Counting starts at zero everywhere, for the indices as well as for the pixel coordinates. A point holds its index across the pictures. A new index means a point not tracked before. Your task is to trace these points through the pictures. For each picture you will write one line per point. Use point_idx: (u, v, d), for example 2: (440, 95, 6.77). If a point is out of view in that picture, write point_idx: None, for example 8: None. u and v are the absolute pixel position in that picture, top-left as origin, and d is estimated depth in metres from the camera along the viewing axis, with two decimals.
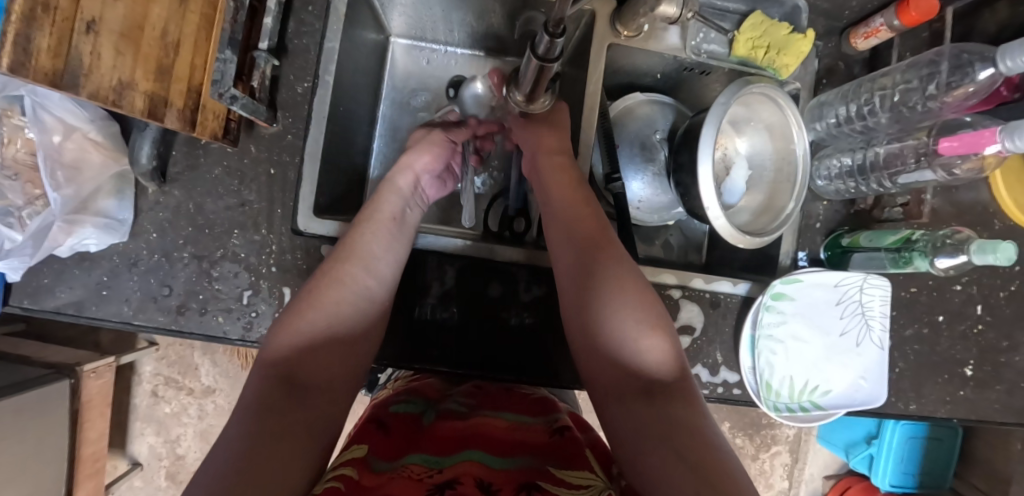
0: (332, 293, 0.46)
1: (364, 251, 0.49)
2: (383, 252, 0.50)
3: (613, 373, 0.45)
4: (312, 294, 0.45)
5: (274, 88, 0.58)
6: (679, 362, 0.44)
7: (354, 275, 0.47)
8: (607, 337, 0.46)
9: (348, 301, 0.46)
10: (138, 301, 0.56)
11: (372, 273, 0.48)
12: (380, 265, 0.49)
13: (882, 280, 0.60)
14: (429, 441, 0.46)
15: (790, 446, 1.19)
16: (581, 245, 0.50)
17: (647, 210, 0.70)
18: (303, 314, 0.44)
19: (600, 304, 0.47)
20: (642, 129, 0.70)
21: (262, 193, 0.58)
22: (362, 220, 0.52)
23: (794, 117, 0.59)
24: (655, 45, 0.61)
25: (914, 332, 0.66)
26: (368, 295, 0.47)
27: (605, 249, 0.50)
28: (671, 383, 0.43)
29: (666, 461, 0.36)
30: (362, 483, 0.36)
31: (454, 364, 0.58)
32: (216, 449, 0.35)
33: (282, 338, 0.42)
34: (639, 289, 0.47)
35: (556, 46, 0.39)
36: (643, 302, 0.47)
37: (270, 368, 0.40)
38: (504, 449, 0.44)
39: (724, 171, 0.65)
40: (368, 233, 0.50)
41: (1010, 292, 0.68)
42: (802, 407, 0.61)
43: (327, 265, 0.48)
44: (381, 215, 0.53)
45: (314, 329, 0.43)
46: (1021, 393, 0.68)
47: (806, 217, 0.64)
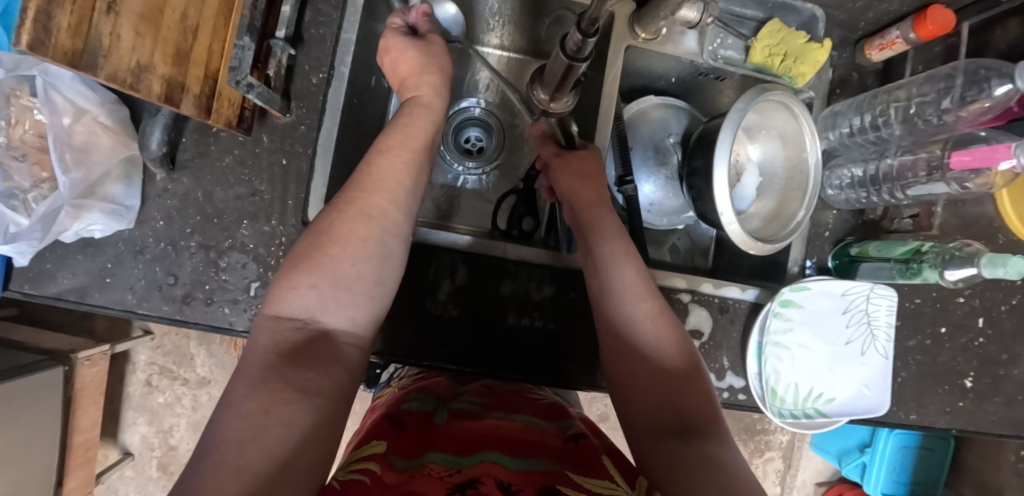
0: (355, 226, 0.44)
1: (388, 183, 0.46)
2: (406, 184, 0.48)
3: (644, 408, 0.45)
4: (333, 225, 0.44)
5: (289, 77, 0.58)
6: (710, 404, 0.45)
7: (377, 207, 0.45)
8: (639, 363, 0.47)
9: (372, 234, 0.44)
10: (143, 290, 0.55)
11: (396, 207, 0.46)
12: (402, 198, 0.47)
13: (889, 290, 0.61)
14: (446, 441, 0.45)
15: (783, 452, 1.20)
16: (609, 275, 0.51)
17: (658, 214, 0.70)
18: (325, 247, 0.43)
19: (634, 344, 0.47)
20: (655, 132, 0.70)
21: (272, 183, 0.57)
22: (384, 148, 0.49)
23: (808, 126, 0.60)
24: (672, 49, 0.61)
25: (917, 343, 0.67)
26: (390, 229, 0.45)
27: (633, 280, 0.50)
28: (704, 422, 0.43)
29: (705, 485, 0.37)
30: (385, 479, 0.37)
31: (462, 360, 0.58)
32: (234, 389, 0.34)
33: (302, 274, 0.41)
34: (672, 332, 0.48)
35: (586, 45, 0.39)
36: (677, 344, 0.47)
37: (291, 310, 0.40)
38: (528, 450, 0.44)
39: (738, 175, 0.64)
40: (392, 164, 0.48)
41: (1011, 306, 0.69)
42: (806, 414, 0.62)
43: (350, 195, 0.45)
44: (413, 142, 0.50)
45: (331, 262, 0.42)
46: (1018, 406, 0.69)
47: (816, 226, 0.64)
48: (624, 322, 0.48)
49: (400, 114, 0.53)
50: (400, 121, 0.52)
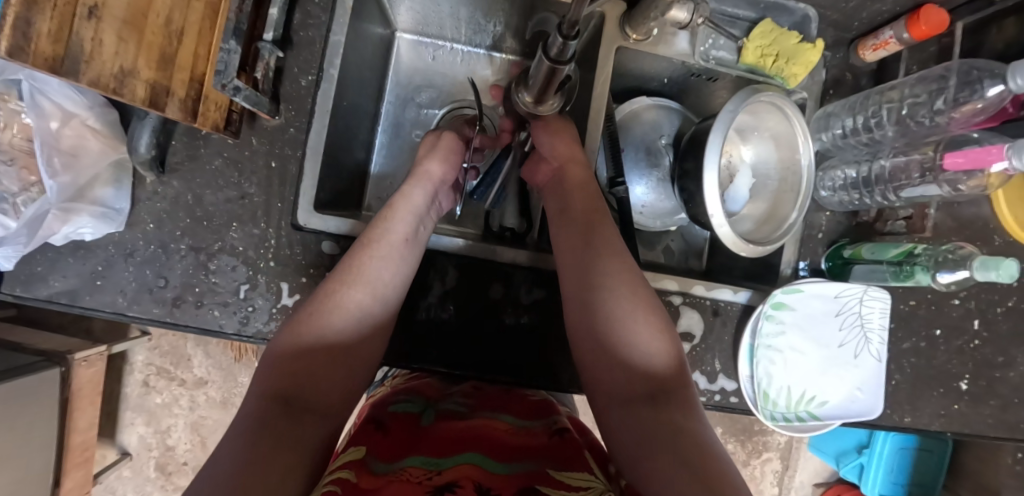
0: (334, 318, 0.44)
1: (367, 276, 0.47)
2: (386, 277, 0.48)
3: (611, 372, 0.45)
4: (312, 318, 0.44)
5: (278, 79, 0.58)
6: (678, 367, 0.44)
7: (355, 300, 0.46)
8: (610, 337, 0.45)
9: (349, 327, 0.45)
10: (133, 293, 0.55)
11: (375, 300, 0.47)
12: (382, 291, 0.48)
13: (883, 293, 0.60)
14: (427, 444, 0.45)
15: (781, 453, 1.20)
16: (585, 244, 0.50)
17: (650, 215, 0.69)
18: (306, 335, 0.43)
19: (600, 302, 0.46)
20: (647, 133, 0.69)
21: (262, 185, 0.57)
22: (365, 242, 0.50)
23: (800, 127, 0.59)
24: (664, 50, 0.61)
25: (911, 345, 0.66)
26: (368, 320, 0.46)
27: (608, 251, 0.49)
28: (671, 387, 0.43)
29: (669, 464, 0.36)
30: (360, 486, 0.36)
31: (450, 363, 0.58)
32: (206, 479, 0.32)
33: (282, 364, 0.41)
34: (641, 290, 0.47)
35: (568, 48, 0.38)
36: (645, 301, 0.46)
37: (270, 399, 0.39)
38: (515, 452, 0.44)
39: (728, 178, 0.65)
40: (372, 256, 0.48)
41: (1007, 308, 0.69)
42: (798, 417, 0.62)
43: (330, 288, 0.46)
44: (391, 235, 0.51)
45: (312, 353, 0.42)
46: (1014, 409, 0.68)
47: (809, 227, 0.64)
48: (591, 283, 0.48)
49: (386, 208, 0.53)
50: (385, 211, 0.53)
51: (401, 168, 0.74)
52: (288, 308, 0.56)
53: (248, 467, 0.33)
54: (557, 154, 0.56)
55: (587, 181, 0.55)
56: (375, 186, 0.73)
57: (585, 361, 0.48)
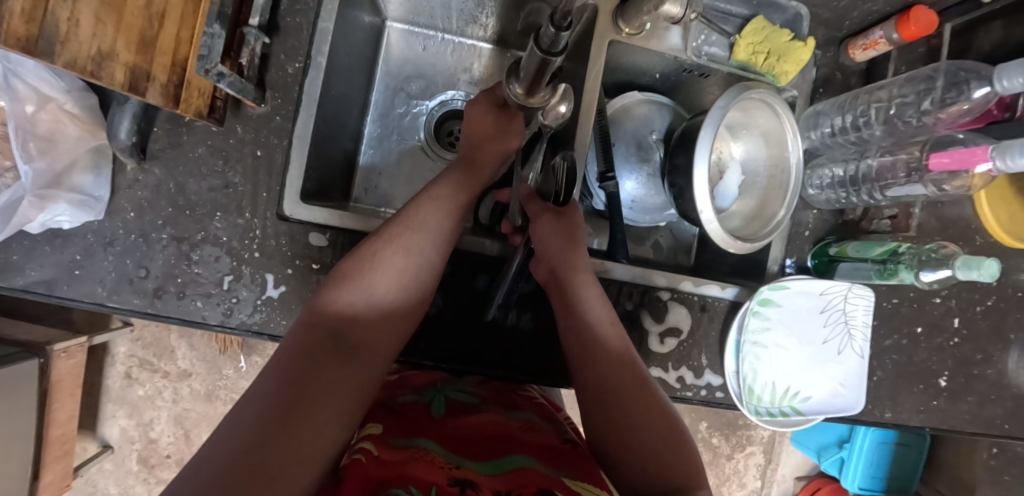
0: (395, 260, 0.46)
1: (427, 224, 0.48)
2: (436, 226, 0.49)
3: (626, 454, 0.44)
4: (375, 257, 0.45)
5: (264, 66, 0.56)
6: (691, 468, 0.43)
7: (411, 246, 0.47)
8: (624, 410, 0.46)
9: (409, 269, 0.46)
10: (113, 283, 0.53)
11: (425, 248, 0.48)
12: (435, 239, 0.48)
13: (867, 291, 0.61)
14: (444, 436, 0.45)
15: (764, 447, 1.22)
16: (598, 347, 0.49)
17: (639, 211, 0.69)
18: (362, 277, 0.44)
19: (616, 382, 0.47)
20: (638, 128, 0.69)
21: (247, 175, 0.56)
22: (428, 195, 0.51)
23: (790, 125, 0.60)
24: (656, 45, 0.61)
25: (893, 342, 0.67)
26: (426, 267, 0.47)
27: (619, 352, 0.49)
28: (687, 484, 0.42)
29: None
30: (382, 457, 0.37)
31: (438, 356, 0.57)
32: (262, 388, 0.35)
33: (343, 292, 0.43)
34: (650, 394, 0.47)
35: (560, 39, 0.37)
36: (650, 402, 0.47)
37: (326, 319, 0.41)
38: (532, 451, 0.44)
39: (717, 177, 0.65)
40: (431, 204, 0.50)
41: (986, 306, 0.70)
42: (782, 412, 0.63)
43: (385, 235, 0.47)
44: (447, 186, 0.52)
45: (372, 288, 0.44)
46: (990, 405, 0.70)
47: (796, 225, 0.64)
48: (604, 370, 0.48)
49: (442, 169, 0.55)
50: (440, 175, 0.53)
51: (390, 160, 0.73)
52: (274, 300, 0.55)
53: (297, 393, 0.35)
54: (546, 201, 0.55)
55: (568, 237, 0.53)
56: (363, 178, 0.71)
57: (603, 445, 0.46)
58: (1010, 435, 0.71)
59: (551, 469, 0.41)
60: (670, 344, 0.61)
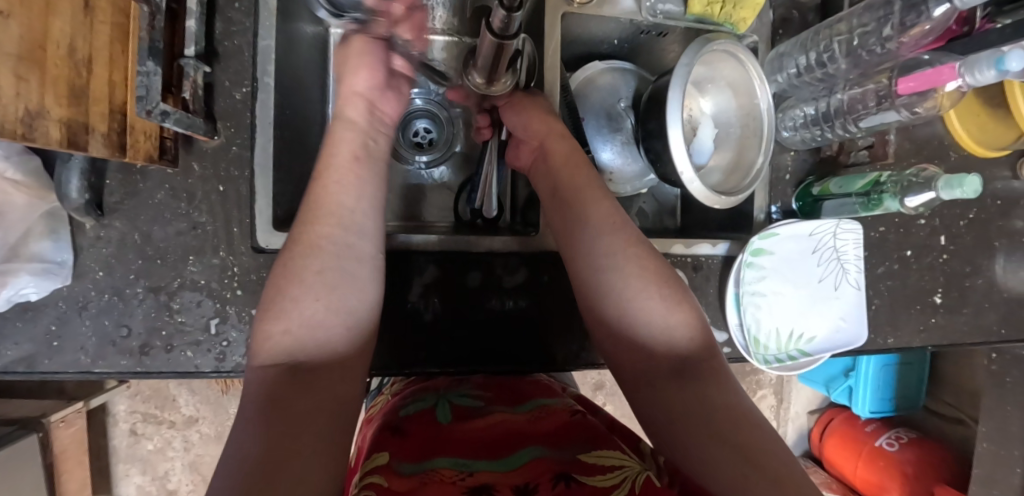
0: (308, 261, 0.40)
1: (336, 208, 0.44)
2: (353, 204, 0.44)
3: (628, 351, 0.43)
4: (289, 265, 0.40)
5: (210, 96, 0.54)
6: (701, 334, 0.42)
7: (327, 235, 0.42)
8: (619, 311, 0.44)
9: (330, 265, 0.41)
10: (95, 347, 0.51)
11: (349, 230, 0.43)
12: (353, 219, 0.44)
13: (854, 225, 0.62)
14: (455, 443, 0.44)
15: (773, 388, 1.27)
16: (585, 239, 0.46)
17: (619, 181, 0.67)
18: (288, 289, 0.39)
19: (607, 281, 0.44)
20: (605, 99, 0.67)
21: (213, 212, 0.53)
22: (320, 176, 0.46)
23: (756, 71, 0.60)
24: (609, 11, 0.60)
25: (886, 269, 0.69)
26: (352, 252, 0.42)
27: (608, 233, 0.46)
28: (698, 357, 0.41)
29: (720, 448, 0.36)
30: (393, 489, 0.36)
31: (443, 362, 0.55)
32: (226, 458, 0.32)
33: (271, 321, 0.38)
34: (651, 261, 0.45)
35: (513, 21, 0.36)
36: (655, 274, 0.44)
37: (268, 358, 0.36)
38: (541, 441, 0.43)
39: (693, 130, 0.64)
40: (333, 184, 0.45)
41: (967, 221, 0.72)
42: (790, 356, 0.63)
43: (301, 235, 0.42)
44: (340, 157, 0.47)
45: (297, 299, 0.38)
46: (982, 314, 0.73)
47: (776, 170, 0.65)
48: (592, 263, 0.45)
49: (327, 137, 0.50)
50: (331, 144, 0.48)
51: None
52: None
53: (269, 449, 0.32)
54: (524, 126, 0.54)
55: (569, 151, 0.51)
56: None
57: (607, 342, 0.45)
58: (1005, 338, 0.75)
59: (559, 453, 0.41)
60: None
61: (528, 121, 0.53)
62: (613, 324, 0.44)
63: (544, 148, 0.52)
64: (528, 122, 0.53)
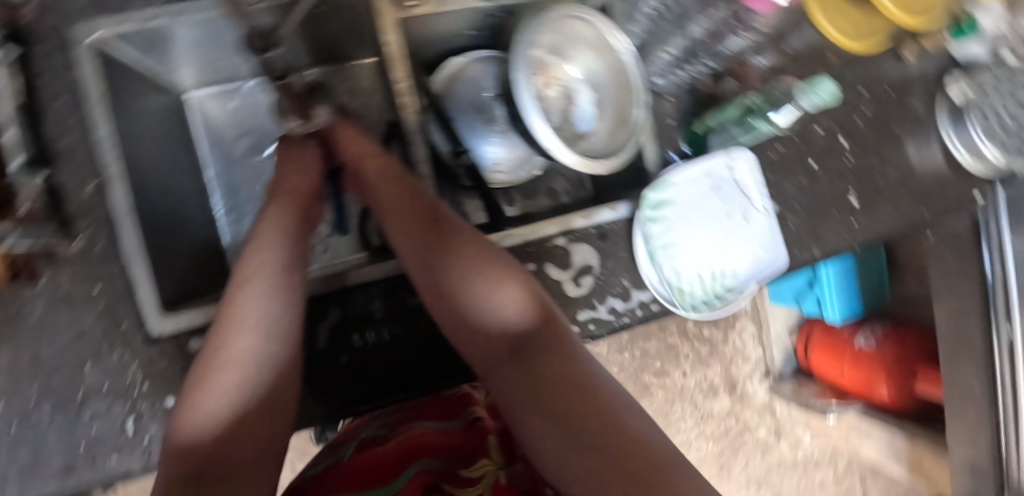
0: (243, 334, 0.40)
1: (266, 276, 0.44)
2: (287, 271, 0.45)
3: (477, 348, 0.44)
4: (222, 340, 0.40)
5: (60, 198, 0.52)
6: (546, 320, 0.43)
7: (261, 304, 0.42)
8: (464, 308, 0.44)
9: (261, 334, 0.40)
10: (16, 481, 0.49)
11: (284, 297, 0.43)
12: (289, 286, 0.44)
13: (743, 152, 0.63)
14: (354, 478, 0.43)
15: (749, 316, 1.35)
16: (434, 245, 0.47)
17: (507, 171, 0.65)
18: (220, 364, 0.38)
19: (452, 283, 0.45)
20: (470, 92, 0.64)
21: (98, 313, 0.52)
22: (254, 246, 0.46)
23: (608, 27, 0.60)
24: (446, 4, 0.58)
25: (796, 185, 0.69)
26: (283, 319, 0.42)
27: (457, 239, 0.47)
28: (541, 343, 0.42)
29: (567, 435, 0.37)
30: None
31: (371, 397, 0.55)
32: None
33: (205, 398, 0.36)
34: (496, 259, 0.46)
35: None
36: (499, 269, 0.45)
37: (187, 435, 0.35)
38: (433, 455, 0.46)
39: (546, 113, 0.63)
40: (260, 253, 0.45)
41: (862, 117, 0.72)
42: (717, 296, 0.63)
43: (213, 347, 0.39)
44: (275, 226, 0.48)
45: (231, 372, 0.38)
46: (902, 202, 0.74)
47: (660, 117, 0.64)
48: (440, 268, 0.46)
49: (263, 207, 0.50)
50: (264, 217, 0.49)
51: None
52: None
53: None
54: (353, 153, 0.53)
55: (396, 175, 0.52)
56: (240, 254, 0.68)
57: (460, 341, 0.45)
58: (931, 219, 0.76)
59: None
60: (587, 282, 0.60)
61: (350, 147, 0.53)
62: (457, 320, 0.44)
63: (368, 177, 0.52)
64: (350, 150, 0.53)
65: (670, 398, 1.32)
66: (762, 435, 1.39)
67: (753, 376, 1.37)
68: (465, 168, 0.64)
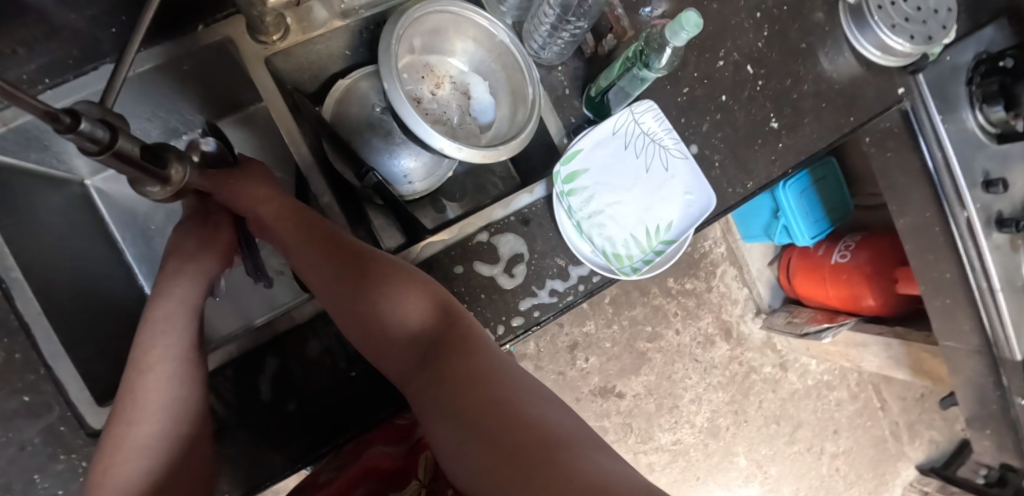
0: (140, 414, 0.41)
1: (163, 352, 0.45)
2: (183, 343, 0.46)
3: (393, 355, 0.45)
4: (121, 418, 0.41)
5: None
6: (454, 323, 0.46)
7: (159, 383, 0.43)
8: (375, 320, 0.46)
9: (159, 413, 0.41)
10: None
11: (179, 375, 0.44)
12: (184, 362, 0.45)
13: (644, 103, 0.62)
14: None
15: (727, 261, 1.35)
16: (337, 267, 0.48)
17: (420, 180, 0.69)
18: (117, 444, 0.39)
19: (360, 298, 0.46)
20: (362, 112, 0.67)
21: (31, 425, 0.49)
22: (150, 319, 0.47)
23: (478, 15, 0.58)
24: (309, 28, 0.58)
25: (710, 123, 0.68)
26: (183, 395, 0.43)
27: (363, 259, 0.49)
28: (450, 342, 0.44)
29: (461, 424, 0.37)
30: None
31: (330, 435, 0.54)
32: None
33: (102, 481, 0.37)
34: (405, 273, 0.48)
35: (90, 131, 0.29)
36: (408, 281, 0.47)
37: None
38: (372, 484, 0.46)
39: (443, 114, 0.64)
40: (159, 327, 0.46)
41: (764, 40, 0.71)
42: (654, 253, 0.63)
43: (112, 431, 0.40)
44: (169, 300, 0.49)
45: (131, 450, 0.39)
46: (824, 114, 0.73)
47: (555, 90, 0.63)
48: (347, 287, 0.47)
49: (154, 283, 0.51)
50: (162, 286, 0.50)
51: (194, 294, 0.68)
52: None
53: None
54: (251, 203, 0.53)
55: (297, 213, 0.52)
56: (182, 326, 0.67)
57: (374, 353, 0.46)
58: (858, 124, 0.75)
59: None
60: (520, 270, 0.59)
61: (249, 195, 0.53)
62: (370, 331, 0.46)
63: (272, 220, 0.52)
64: (249, 197, 0.53)
65: (669, 358, 1.31)
66: (768, 372, 1.39)
67: (745, 316, 1.37)
68: (374, 187, 0.63)
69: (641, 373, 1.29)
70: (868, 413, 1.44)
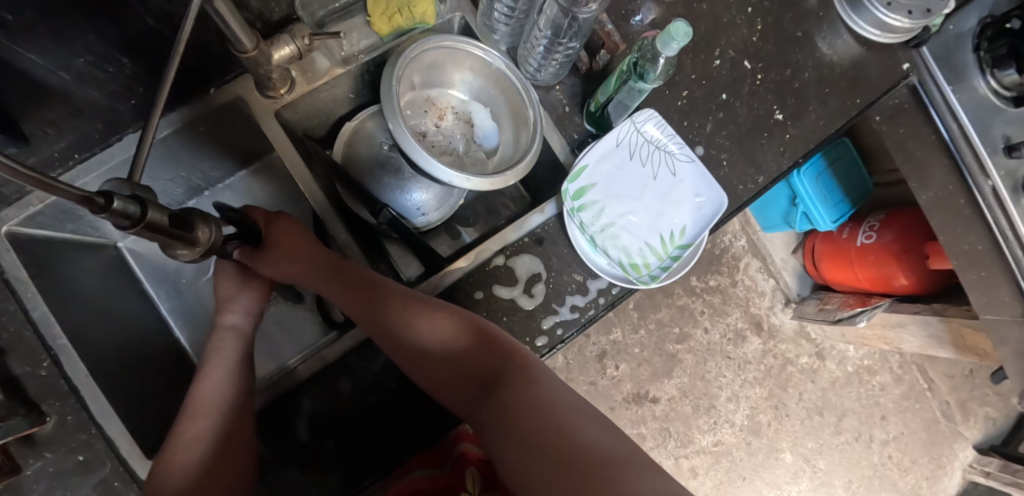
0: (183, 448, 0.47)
1: (210, 400, 0.51)
2: (223, 392, 0.52)
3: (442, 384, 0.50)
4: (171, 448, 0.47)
5: None
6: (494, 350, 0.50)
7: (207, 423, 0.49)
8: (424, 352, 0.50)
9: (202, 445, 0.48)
10: None
11: (222, 417, 0.50)
12: (224, 407, 0.51)
13: (645, 113, 0.62)
14: None
15: (751, 252, 1.34)
16: (381, 305, 0.52)
17: (434, 209, 0.70)
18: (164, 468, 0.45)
19: (408, 333, 0.50)
20: (370, 150, 0.69)
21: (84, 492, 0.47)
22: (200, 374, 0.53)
23: (473, 46, 0.60)
24: (314, 79, 0.60)
25: (714, 123, 0.68)
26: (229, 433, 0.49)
27: (400, 297, 0.53)
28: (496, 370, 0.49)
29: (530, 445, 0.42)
30: None
31: (370, 471, 0.55)
32: None
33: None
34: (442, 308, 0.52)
35: (126, 209, 0.31)
36: (447, 314, 0.52)
37: None
38: None
39: (448, 144, 0.66)
40: (208, 378, 0.53)
41: (758, 34, 0.71)
42: (671, 258, 0.63)
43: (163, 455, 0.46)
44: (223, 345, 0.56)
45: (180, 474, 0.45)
46: (829, 100, 0.72)
47: (555, 109, 0.65)
48: (394, 322, 0.51)
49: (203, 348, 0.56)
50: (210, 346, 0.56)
51: None
52: None
53: None
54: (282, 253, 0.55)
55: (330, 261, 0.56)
56: None
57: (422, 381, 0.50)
58: (866, 105, 0.74)
59: None
60: (540, 290, 0.59)
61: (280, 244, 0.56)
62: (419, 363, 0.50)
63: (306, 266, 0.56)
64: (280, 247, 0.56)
65: (701, 358, 1.29)
66: (805, 362, 1.35)
67: (774, 308, 1.35)
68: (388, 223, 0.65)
69: (674, 375, 1.28)
70: (915, 394, 1.39)
